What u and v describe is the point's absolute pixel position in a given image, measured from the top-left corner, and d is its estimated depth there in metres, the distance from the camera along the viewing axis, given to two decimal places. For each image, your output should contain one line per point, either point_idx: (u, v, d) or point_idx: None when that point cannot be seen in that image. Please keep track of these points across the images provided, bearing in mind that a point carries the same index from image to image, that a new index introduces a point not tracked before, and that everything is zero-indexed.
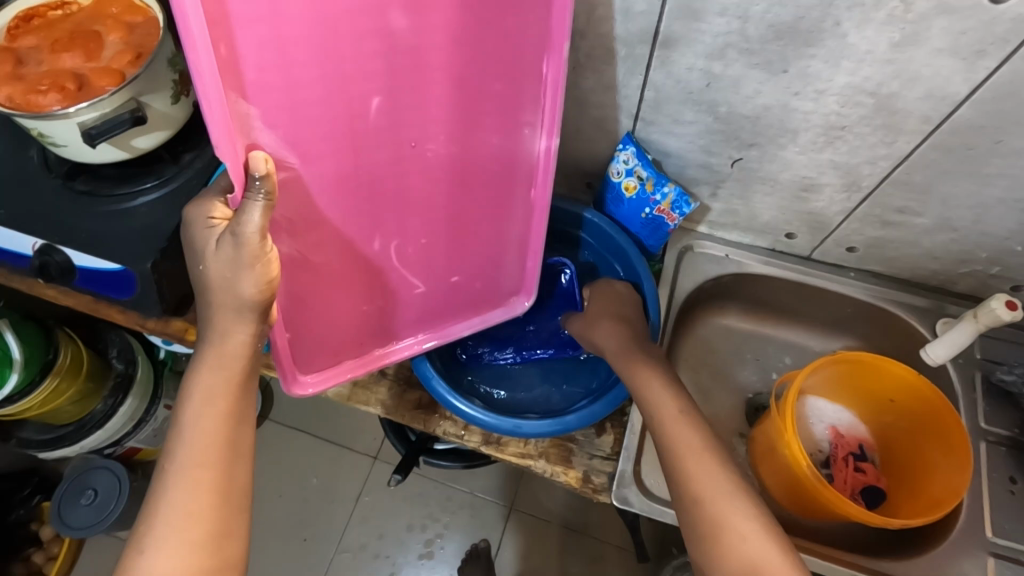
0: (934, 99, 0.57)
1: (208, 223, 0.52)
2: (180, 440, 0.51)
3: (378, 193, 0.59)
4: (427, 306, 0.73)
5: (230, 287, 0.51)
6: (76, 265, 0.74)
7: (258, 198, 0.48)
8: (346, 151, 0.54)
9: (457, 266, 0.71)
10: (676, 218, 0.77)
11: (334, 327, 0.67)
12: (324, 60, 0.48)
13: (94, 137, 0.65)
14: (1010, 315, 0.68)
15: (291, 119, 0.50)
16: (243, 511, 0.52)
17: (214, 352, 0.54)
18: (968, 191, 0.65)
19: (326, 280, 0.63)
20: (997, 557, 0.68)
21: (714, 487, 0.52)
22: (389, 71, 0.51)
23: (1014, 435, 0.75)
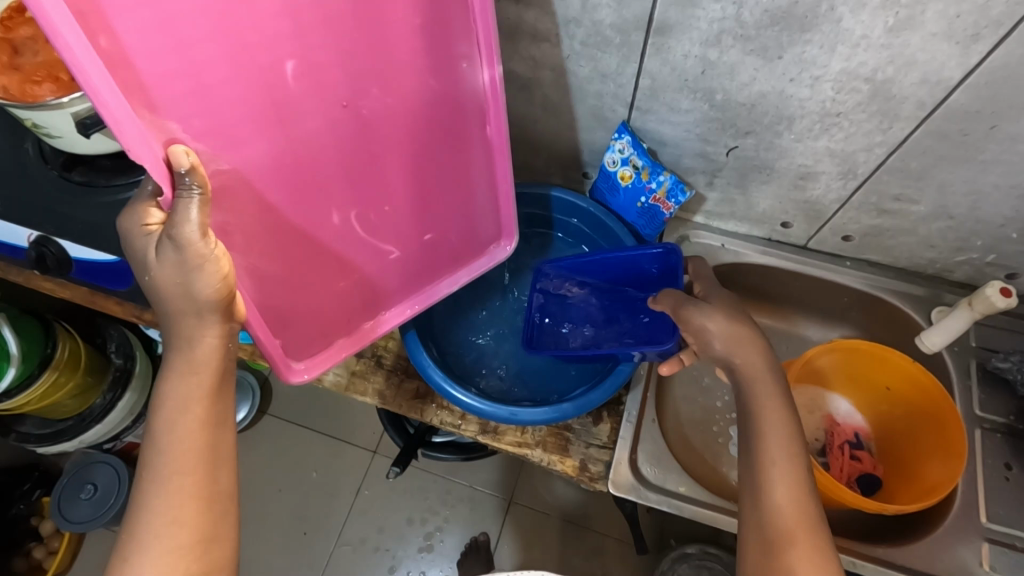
0: (930, 84, 0.57)
1: (142, 230, 0.47)
2: (157, 447, 0.49)
3: (325, 161, 0.55)
4: (398, 271, 0.71)
5: (185, 291, 0.47)
6: (72, 257, 0.75)
7: (192, 194, 0.44)
8: (275, 122, 0.49)
9: (424, 224, 0.68)
10: (671, 207, 0.77)
11: (306, 309, 0.65)
12: (218, 29, 0.42)
13: (89, 126, 0.65)
14: (1004, 302, 0.68)
15: (205, 101, 0.44)
16: (230, 516, 0.51)
17: (183, 357, 0.50)
18: (964, 177, 0.65)
19: (291, 261, 0.60)
20: (992, 543, 0.69)
21: (786, 497, 0.52)
22: (296, 22, 0.45)
23: (1010, 422, 0.75)
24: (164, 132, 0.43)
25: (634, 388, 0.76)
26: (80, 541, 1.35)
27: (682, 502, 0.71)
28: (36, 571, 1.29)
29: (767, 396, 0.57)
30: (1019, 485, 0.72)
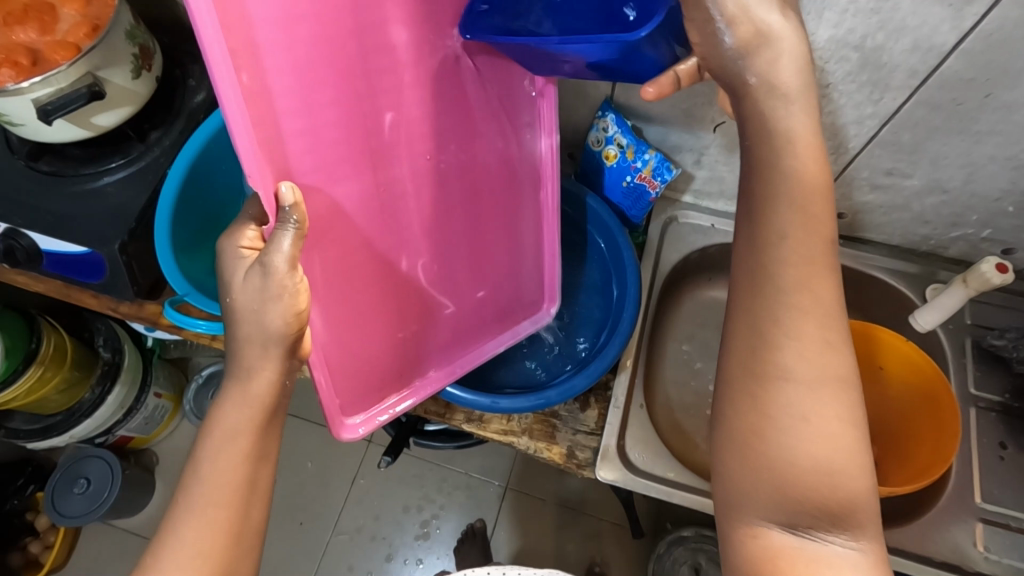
0: (922, 51, 0.54)
1: (237, 252, 0.50)
2: (198, 475, 0.48)
3: (397, 210, 0.59)
4: (455, 328, 0.69)
5: (257, 320, 0.48)
6: (43, 250, 0.72)
7: (289, 228, 0.46)
8: (366, 170, 0.54)
9: (480, 279, 0.69)
10: (657, 185, 0.75)
11: (372, 361, 0.63)
12: (341, 80, 0.49)
13: (50, 112, 0.62)
14: (1001, 279, 0.66)
15: (313, 146, 0.49)
16: (254, 550, 0.49)
17: (239, 389, 0.49)
18: (958, 149, 0.63)
19: (357, 307, 0.59)
20: (986, 523, 0.68)
21: (798, 320, 0.38)
22: (407, 79, 0.53)
23: (1005, 401, 0.73)
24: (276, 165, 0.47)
25: (621, 372, 0.75)
26: (77, 534, 1.35)
27: (670, 488, 0.70)
28: (33, 566, 1.29)
29: (799, 217, 0.40)
30: (1014, 465, 0.70)
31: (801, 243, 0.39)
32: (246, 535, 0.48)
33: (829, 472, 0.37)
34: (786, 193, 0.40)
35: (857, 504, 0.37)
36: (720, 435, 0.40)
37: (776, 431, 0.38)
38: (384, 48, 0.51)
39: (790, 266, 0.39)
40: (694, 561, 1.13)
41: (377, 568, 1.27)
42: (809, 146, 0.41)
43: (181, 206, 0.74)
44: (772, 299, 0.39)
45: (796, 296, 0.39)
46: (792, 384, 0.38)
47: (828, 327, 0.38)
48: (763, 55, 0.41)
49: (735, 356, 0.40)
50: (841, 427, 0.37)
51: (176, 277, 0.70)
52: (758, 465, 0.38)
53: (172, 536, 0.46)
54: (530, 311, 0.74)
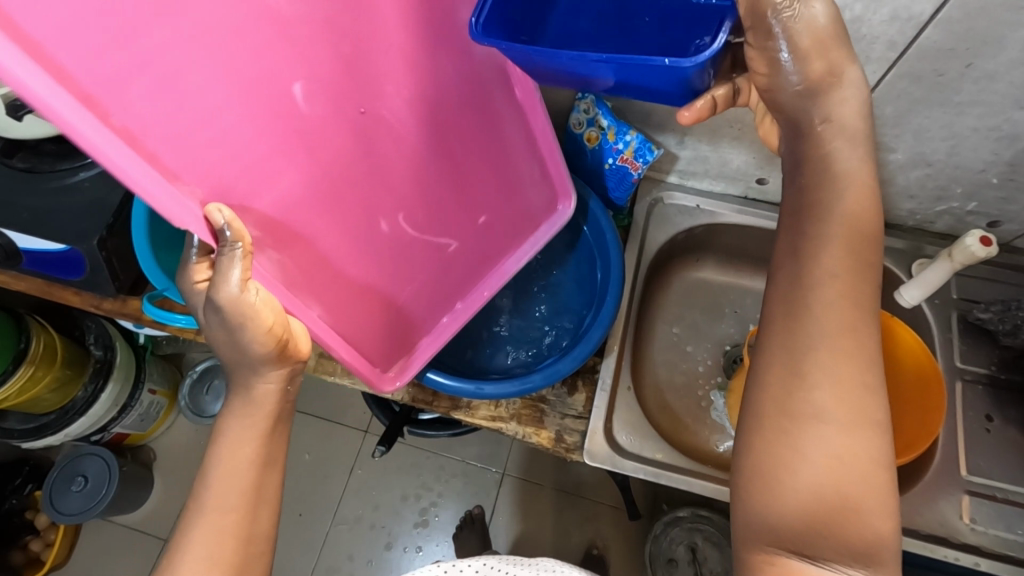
0: (901, 22, 0.53)
1: (195, 287, 0.49)
2: (209, 479, 0.48)
3: (352, 178, 0.55)
4: (467, 260, 0.70)
5: (236, 346, 0.48)
6: (22, 248, 0.72)
7: (235, 253, 0.45)
8: (296, 147, 0.49)
9: (477, 205, 0.67)
10: (639, 167, 0.74)
11: (395, 312, 0.65)
12: (225, 78, 0.41)
13: (19, 107, 0.61)
14: (984, 251, 0.65)
15: (227, 158, 0.44)
16: (264, 556, 0.49)
17: (241, 400, 0.50)
18: (940, 122, 0.62)
19: (356, 275, 0.60)
20: (973, 495, 0.68)
21: (833, 356, 0.38)
22: (299, 43, 0.44)
23: (991, 373, 0.74)
24: (202, 189, 0.43)
25: (607, 356, 0.75)
26: (77, 531, 1.35)
27: (658, 469, 0.70)
28: (34, 564, 1.29)
29: (842, 249, 0.40)
30: (1000, 437, 0.71)
31: (837, 282, 0.39)
32: (257, 537, 0.48)
33: (859, 511, 0.36)
34: (829, 225, 0.41)
35: (883, 542, 0.36)
36: (741, 473, 0.39)
37: (801, 468, 0.37)
38: (252, 15, 0.41)
39: (826, 302, 0.39)
40: (691, 541, 1.15)
41: (377, 556, 1.28)
42: (862, 184, 0.42)
43: None
44: (805, 337, 0.39)
45: (830, 326, 0.38)
46: (825, 425, 0.37)
47: (866, 369, 0.38)
48: (828, 98, 0.42)
49: (767, 393, 0.39)
50: (874, 469, 0.37)
51: (155, 271, 0.70)
52: (783, 503, 0.37)
53: (181, 545, 0.46)
54: (546, 214, 0.73)
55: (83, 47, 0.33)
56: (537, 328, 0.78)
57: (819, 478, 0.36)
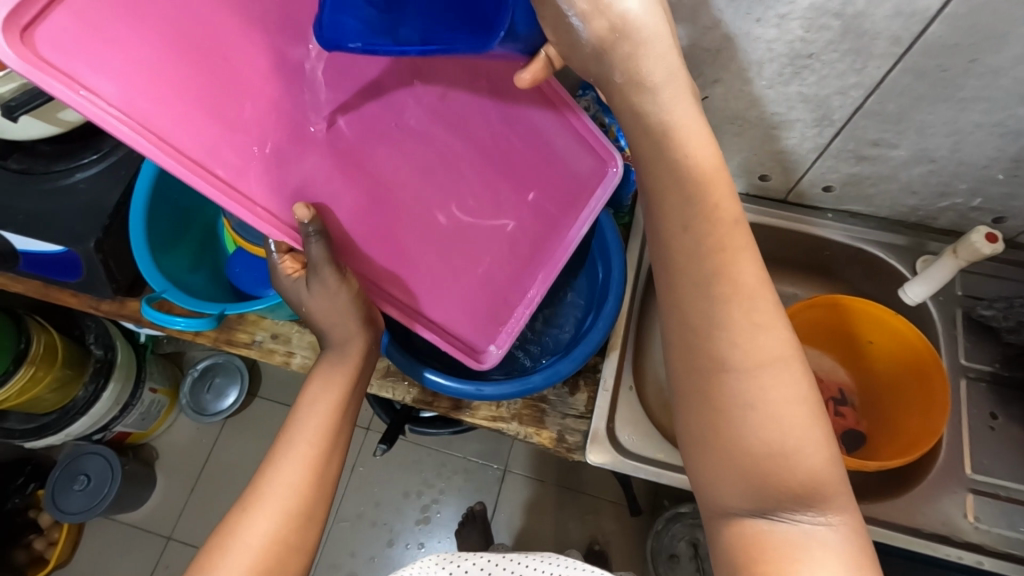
0: (905, 17, 0.52)
1: (289, 278, 0.55)
2: (295, 423, 0.53)
3: (397, 179, 0.57)
4: (532, 237, 0.64)
5: (337, 315, 0.54)
6: (18, 250, 0.72)
7: (314, 237, 0.50)
8: (334, 152, 0.53)
9: (526, 179, 0.61)
10: (641, 163, 0.73)
11: (479, 287, 0.63)
12: (247, 104, 0.47)
13: (13, 109, 0.59)
14: (990, 249, 0.64)
15: (291, 170, 0.51)
16: (327, 499, 0.52)
17: (333, 358, 0.56)
18: (944, 118, 0.62)
19: (426, 260, 0.61)
20: (977, 493, 0.68)
21: (716, 305, 0.38)
22: (292, 63, 0.49)
23: (995, 370, 0.73)
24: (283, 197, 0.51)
25: (608, 355, 0.74)
26: (80, 530, 1.35)
27: (660, 468, 0.70)
28: (38, 563, 1.30)
29: (695, 205, 0.39)
30: (1004, 435, 0.70)
31: (706, 227, 0.39)
32: (327, 483, 0.52)
33: (788, 452, 0.37)
34: (681, 185, 0.39)
35: (818, 475, 0.37)
36: (683, 438, 0.40)
37: (726, 424, 0.38)
38: (251, 50, 0.47)
39: (700, 251, 0.39)
40: (692, 537, 1.15)
41: (379, 553, 1.28)
42: (695, 125, 0.40)
43: (156, 201, 0.72)
44: (697, 297, 0.39)
45: (726, 286, 0.38)
46: (732, 374, 0.38)
47: (753, 310, 0.38)
48: (622, 50, 0.38)
49: (677, 358, 0.40)
50: (791, 407, 0.37)
51: (153, 273, 0.69)
52: (721, 459, 0.38)
53: (269, 470, 0.51)
54: (596, 179, 0.62)
55: (150, 102, 0.42)
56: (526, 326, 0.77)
57: (740, 429, 0.37)
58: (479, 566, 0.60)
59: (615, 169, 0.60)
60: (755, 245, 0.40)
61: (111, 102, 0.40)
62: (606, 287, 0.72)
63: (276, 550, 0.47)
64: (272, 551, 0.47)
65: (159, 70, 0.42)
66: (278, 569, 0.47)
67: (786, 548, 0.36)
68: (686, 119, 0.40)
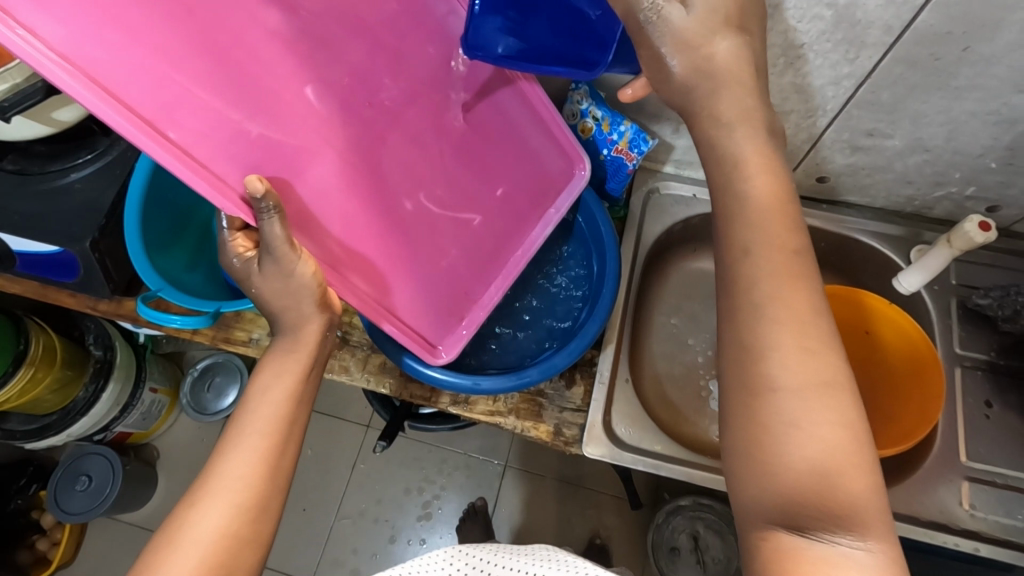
0: (897, 6, 0.51)
1: (241, 258, 0.52)
2: (247, 412, 0.52)
3: (371, 165, 0.57)
4: (495, 231, 0.69)
5: (291, 295, 0.52)
6: (15, 251, 0.72)
7: (272, 216, 0.46)
8: (306, 132, 0.51)
9: (496, 176, 0.68)
10: (635, 157, 0.73)
11: (440, 278, 0.66)
12: (210, 68, 0.44)
13: (6, 110, 0.59)
14: (983, 237, 0.65)
15: (254, 144, 0.47)
16: (282, 492, 0.51)
17: (289, 343, 0.55)
18: (938, 107, 0.62)
19: (387, 249, 0.60)
20: (973, 481, 0.68)
21: (772, 321, 0.39)
22: (270, 33, 0.47)
23: (991, 359, 0.73)
24: (243, 170, 0.47)
25: (606, 348, 0.74)
26: (82, 530, 1.36)
27: (657, 460, 0.70)
28: (42, 563, 1.30)
29: (754, 229, 0.42)
30: (1000, 423, 0.71)
31: (765, 255, 0.41)
32: (281, 473, 0.51)
33: (832, 476, 0.36)
34: (743, 212, 0.42)
35: (860, 503, 0.36)
36: (727, 454, 0.40)
37: (770, 440, 0.38)
38: (228, 17, 0.44)
39: (764, 271, 0.40)
40: (692, 529, 1.15)
41: (381, 549, 1.28)
42: (760, 160, 0.43)
43: (150, 200, 0.72)
44: (749, 314, 0.40)
45: (784, 308, 0.39)
46: (779, 393, 0.38)
47: (806, 334, 0.39)
48: (704, 89, 0.43)
49: (730, 369, 0.40)
50: (838, 433, 0.37)
51: (148, 272, 0.69)
52: (762, 475, 0.38)
53: (218, 462, 0.49)
54: (563, 180, 0.71)
55: (100, 49, 0.37)
56: (513, 314, 0.77)
57: (788, 444, 0.37)
58: (481, 568, 0.57)
59: (582, 170, 0.70)
60: (818, 276, 0.41)
61: (51, 43, 0.35)
62: (602, 279, 0.71)
63: (224, 543, 0.46)
64: (220, 544, 0.46)
65: (117, 18, 0.38)
66: (230, 563, 0.46)
67: (822, 566, 0.35)
68: (744, 149, 0.43)
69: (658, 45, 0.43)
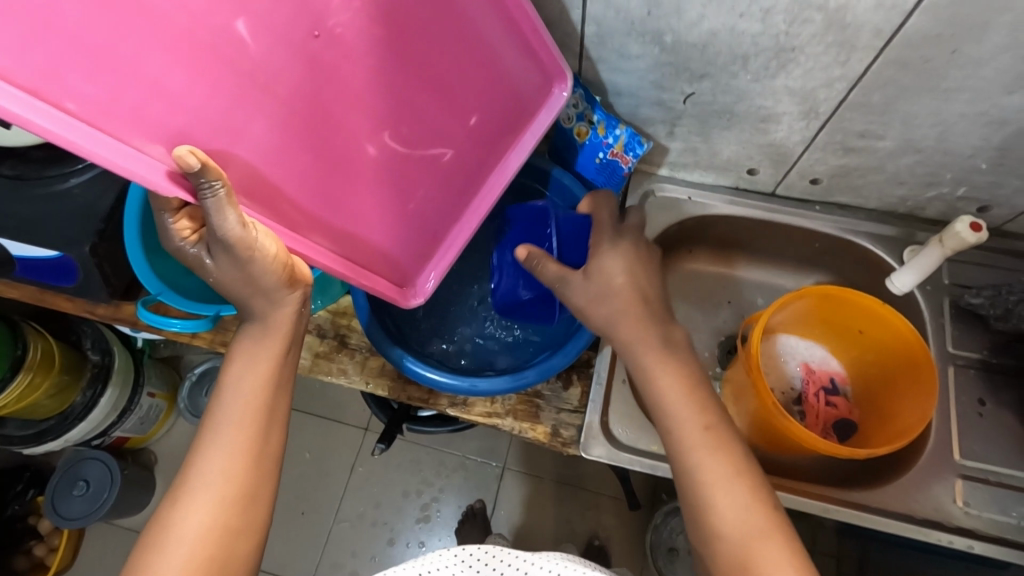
0: (886, 9, 0.52)
1: (185, 246, 0.51)
2: (222, 405, 0.52)
3: (320, 105, 0.50)
4: (466, 164, 0.66)
5: (250, 280, 0.51)
6: (14, 257, 0.72)
7: (218, 195, 0.43)
8: (237, 70, 0.43)
9: (473, 104, 0.60)
10: (630, 160, 0.75)
11: (407, 221, 0.65)
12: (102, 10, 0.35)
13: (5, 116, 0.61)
14: (975, 238, 0.65)
15: (175, 106, 0.41)
16: (270, 480, 0.52)
17: (258, 331, 0.54)
18: (929, 108, 0.62)
19: (350, 197, 0.57)
20: (966, 479, 0.68)
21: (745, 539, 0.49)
22: None
23: (984, 357, 0.74)
24: (164, 139, 0.41)
25: (602, 349, 0.75)
26: (81, 535, 1.35)
27: (655, 461, 0.71)
28: (39, 568, 1.30)
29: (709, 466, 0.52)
30: (993, 420, 0.71)
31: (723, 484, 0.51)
32: (264, 463, 0.52)
33: None
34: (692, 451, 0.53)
35: None
36: None
37: None
38: None
39: (696, 442, 0.53)
40: None
41: (380, 552, 1.28)
42: (688, 408, 0.54)
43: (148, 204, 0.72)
44: (729, 539, 0.49)
45: (707, 471, 0.51)
46: None
47: (774, 536, 0.49)
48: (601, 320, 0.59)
49: (715, 569, 0.50)
50: None
51: (148, 276, 0.70)
52: None
53: (199, 458, 0.50)
54: (541, 99, 0.65)
55: None
56: None
57: None
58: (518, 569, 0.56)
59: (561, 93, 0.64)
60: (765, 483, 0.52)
61: None
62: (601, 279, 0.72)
63: (213, 536, 0.48)
64: (211, 536, 0.48)
65: None
66: (222, 555, 0.48)
67: None
68: (678, 407, 0.55)
69: (569, 295, 0.60)
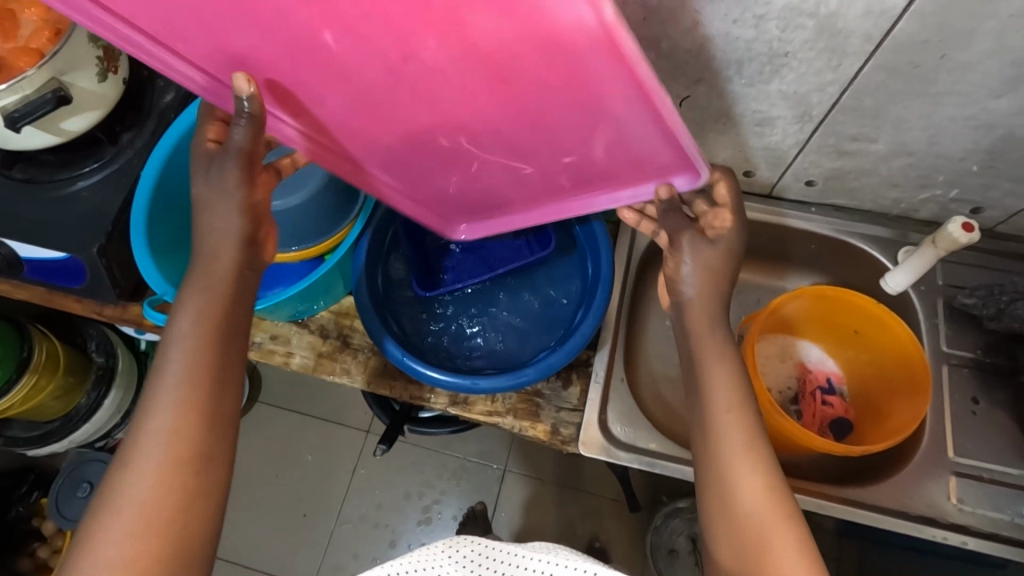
0: (875, 16, 0.54)
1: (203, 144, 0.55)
2: (167, 362, 0.49)
3: (403, 99, 0.50)
4: (547, 182, 0.62)
5: (208, 212, 0.53)
6: (23, 258, 0.74)
7: (245, 119, 0.49)
8: (322, 57, 0.46)
9: (575, 148, 0.55)
10: None
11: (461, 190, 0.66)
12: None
13: (17, 120, 0.61)
14: (966, 238, 0.66)
15: (253, 59, 0.47)
16: (228, 441, 0.49)
17: (202, 280, 0.52)
18: (919, 112, 0.64)
19: (407, 160, 0.61)
20: (960, 476, 0.69)
21: (769, 525, 0.47)
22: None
23: (977, 356, 0.75)
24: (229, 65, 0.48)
25: (601, 348, 0.76)
26: None
27: (652, 458, 0.72)
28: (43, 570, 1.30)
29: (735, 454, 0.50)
30: (986, 419, 0.72)
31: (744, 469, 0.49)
32: (220, 415, 0.49)
33: None
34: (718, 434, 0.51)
35: None
36: None
37: None
38: None
39: (732, 441, 0.51)
40: (690, 531, 1.16)
41: (382, 554, 1.29)
42: (727, 391, 0.53)
43: (155, 207, 0.74)
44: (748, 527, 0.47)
45: (733, 455, 0.50)
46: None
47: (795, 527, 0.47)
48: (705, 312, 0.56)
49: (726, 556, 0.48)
50: None
51: (154, 277, 0.71)
52: None
53: (146, 419, 0.47)
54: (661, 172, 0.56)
55: None
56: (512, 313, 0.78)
57: None
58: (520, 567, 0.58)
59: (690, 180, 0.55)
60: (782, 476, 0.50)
61: None
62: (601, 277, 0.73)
63: (166, 499, 0.45)
64: (163, 500, 0.45)
65: None
66: (178, 517, 0.45)
67: None
68: (715, 388, 0.53)
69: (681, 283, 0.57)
